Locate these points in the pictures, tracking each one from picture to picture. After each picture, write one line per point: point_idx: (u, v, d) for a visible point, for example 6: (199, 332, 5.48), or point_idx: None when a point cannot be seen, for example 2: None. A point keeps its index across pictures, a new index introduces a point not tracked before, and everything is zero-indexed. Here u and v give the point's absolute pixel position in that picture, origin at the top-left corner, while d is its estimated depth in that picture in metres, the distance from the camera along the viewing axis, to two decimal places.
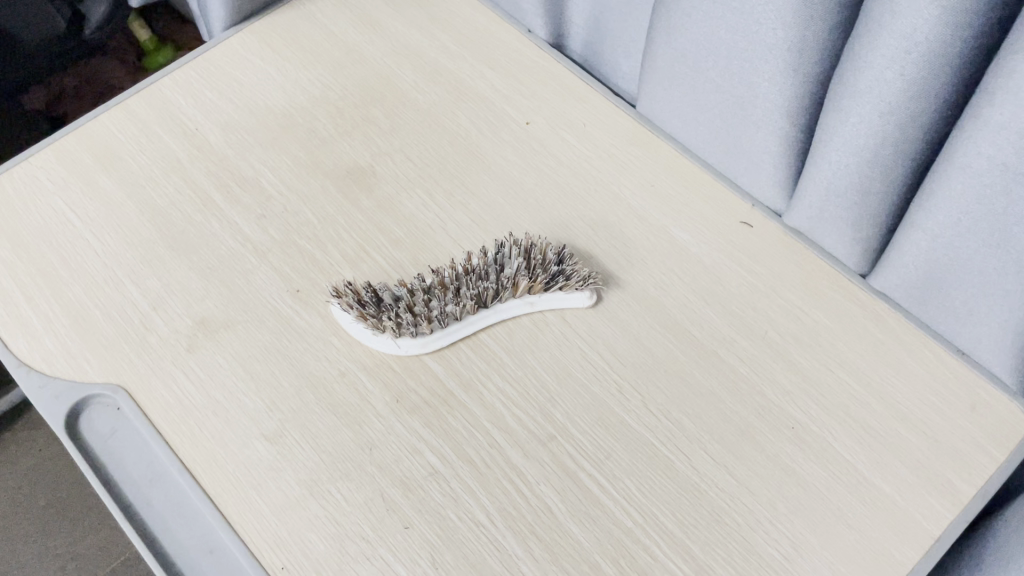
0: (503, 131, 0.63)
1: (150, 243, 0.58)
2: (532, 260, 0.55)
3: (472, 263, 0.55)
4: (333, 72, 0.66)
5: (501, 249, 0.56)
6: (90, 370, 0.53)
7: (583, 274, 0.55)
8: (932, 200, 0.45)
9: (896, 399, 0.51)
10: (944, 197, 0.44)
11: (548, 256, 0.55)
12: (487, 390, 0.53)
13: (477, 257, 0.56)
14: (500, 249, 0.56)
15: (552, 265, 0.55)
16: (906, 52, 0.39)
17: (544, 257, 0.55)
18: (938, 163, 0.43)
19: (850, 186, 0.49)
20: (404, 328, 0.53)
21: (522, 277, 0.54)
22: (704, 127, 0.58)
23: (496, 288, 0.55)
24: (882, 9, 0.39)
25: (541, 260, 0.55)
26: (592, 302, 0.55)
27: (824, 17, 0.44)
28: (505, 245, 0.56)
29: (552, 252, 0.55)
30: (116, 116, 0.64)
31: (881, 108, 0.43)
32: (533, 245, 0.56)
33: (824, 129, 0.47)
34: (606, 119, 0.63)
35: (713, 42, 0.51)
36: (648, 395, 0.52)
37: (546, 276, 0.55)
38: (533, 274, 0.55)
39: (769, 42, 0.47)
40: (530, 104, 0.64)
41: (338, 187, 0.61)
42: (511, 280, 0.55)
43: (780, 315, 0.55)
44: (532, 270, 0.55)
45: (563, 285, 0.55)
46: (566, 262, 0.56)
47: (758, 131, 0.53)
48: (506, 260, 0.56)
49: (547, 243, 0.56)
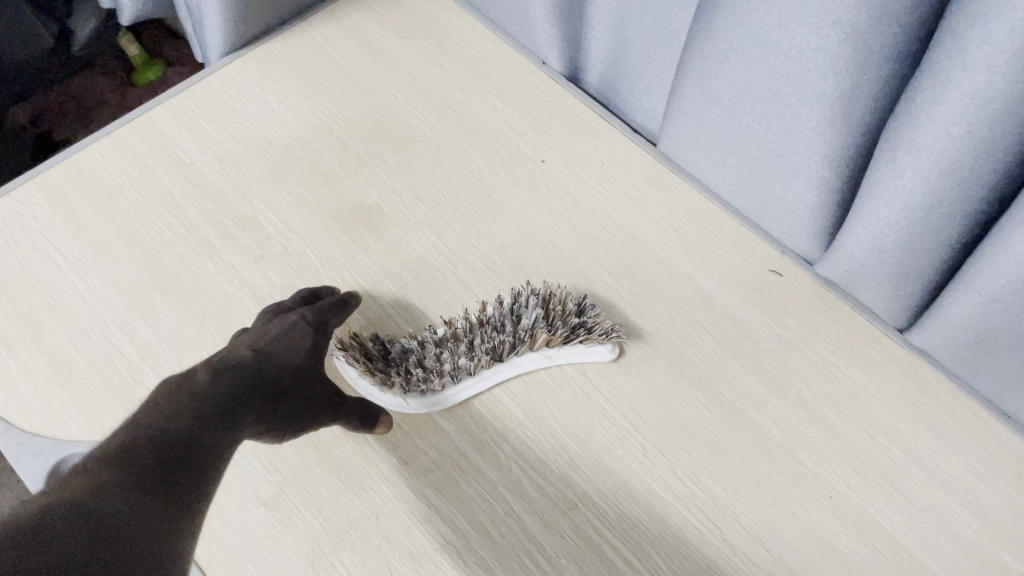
0: (518, 170, 0.60)
1: (141, 286, 0.54)
2: (552, 311, 0.52)
3: (487, 314, 0.52)
4: (337, 103, 0.63)
5: (518, 298, 0.52)
6: (74, 426, 0.50)
7: (606, 326, 0.51)
8: (994, 258, 0.40)
9: (940, 468, 0.48)
10: (1010, 257, 0.39)
11: (568, 307, 0.52)
12: (503, 453, 0.49)
13: (493, 307, 0.52)
14: (516, 298, 0.52)
15: (572, 315, 0.52)
16: (973, 102, 0.35)
17: (564, 308, 0.52)
18: (1006, 221, 0.39)
19: (898, 242, 0.45)
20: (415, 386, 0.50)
21: (541, 330, 0.51)
22: (734, 170, 0.54)
23: (513, 341, 0.51)
24: (949, 53, 0.35)
25: (561, 311, 0.52)
26: (613, 356, 0.52)
27: (876, 70, 0.39)
28: (522, 294, 0.52)
29: (573, 303, 0.52)
30: (104, 147, 0.60)
31: (939, 161, 0.38)
32: (552, 294, 0.52)
33: (874, 181, 0.43)
34: (626, 159, 0.60)
35: (753, 85, 0.46)
36: (675, 459, 0.49)
37: (565, 329, 0.51)
38: (553, 326, 0.51)
39: (818, 90, 0.42)
40: (546, 140, 0.61)
41: (341, 228, 0.57)
42: (529, 332, 0.51)
43: (814, 373, 0.51)
44: (551, 322, 0.51)
45: (584, 339, 0.51)
46: (587, 313, 0.52)
47: (796, 180, 0.49)
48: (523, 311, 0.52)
49: (567, 292, 0.53)
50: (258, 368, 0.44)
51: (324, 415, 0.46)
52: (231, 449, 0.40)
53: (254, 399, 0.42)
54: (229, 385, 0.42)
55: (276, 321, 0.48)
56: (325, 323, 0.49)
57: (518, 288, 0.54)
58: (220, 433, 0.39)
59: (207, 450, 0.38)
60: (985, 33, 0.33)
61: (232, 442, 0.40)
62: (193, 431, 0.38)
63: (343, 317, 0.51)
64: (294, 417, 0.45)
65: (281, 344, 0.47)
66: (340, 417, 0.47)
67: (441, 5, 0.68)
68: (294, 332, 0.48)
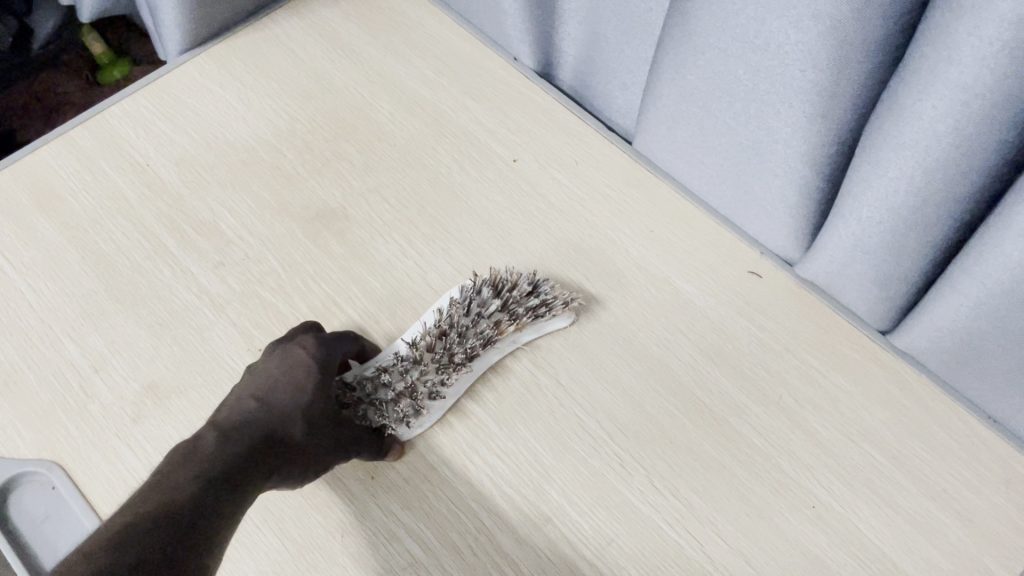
0: (488, 170, 0.58)
1: (93, 295, 0.52)
2: (508, 298, 0.50)
3: (445, 321, 0.49)
4: (301, 101, 0.60)
5: (470, 293, 0.50)
6: (22, 444, 0.47)
7: (564, 297, 0.50)
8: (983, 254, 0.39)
9: (926, 475, 0.46)
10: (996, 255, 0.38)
11: (522, 287, 0.50)
12: (474, 466, 0.47)
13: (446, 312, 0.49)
14: (467, 296, 0.50)
15: (528, 297, 0.50)
16: (963, 91, 0.33)
17: (517, 288, 0.50)
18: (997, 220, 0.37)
19: (881, 243, 0.43)
20: (403, 420, 0.47)
21: (507, 321, 0.49)
22: (711, 169, 0.52)
23: (482, 343, 0.49)
24: (937, 38, 0.33)
25: (516, 293, 0.50)
26: (570, 321, 0.51)
27: (857, 63, 0.37)
28: (472, 289, 0.50)
29: (524, 282, 0.50)
30: (55, 149, 0.57)
31: (926, 155, 0.37)
32: (501, 281, 0.50)
33: (856, 180, 0.41)
34: (600, 157, 0.58)
35: (729, 81, 0.44)
36: (652, 469, 0.47)
37: (525, 313, 0.49)
38: (513, 313, 0.50)
39: (796, 86, 0.40)
40: (517, 138, 0.59)
41: (305, 231, 0.55)
42: (495, 326, 0.49)
43: (795, 378, 0.50)
44: (510, 310, 0.49)
45: (546, 316, 0.50)
46: (540, 287, 0.50)
47: (775, 179, 0.47)
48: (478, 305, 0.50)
49: (515, 273, 0.51)
50: (262, 423, 0.42)
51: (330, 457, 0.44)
52: (239, 516, 0.38)
53: (262, 458, 0.40)
54: (239, 445, 0.40)
55: (276, 356, 0.45)
56: (333, 356, 0.46)
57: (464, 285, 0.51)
58: (225, 502, 0.37)
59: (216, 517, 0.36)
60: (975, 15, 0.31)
61: (237, 508, 0.38)
62: (202, 499, 0.36)
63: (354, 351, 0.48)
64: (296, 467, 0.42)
65: (284, 388, 0.43)
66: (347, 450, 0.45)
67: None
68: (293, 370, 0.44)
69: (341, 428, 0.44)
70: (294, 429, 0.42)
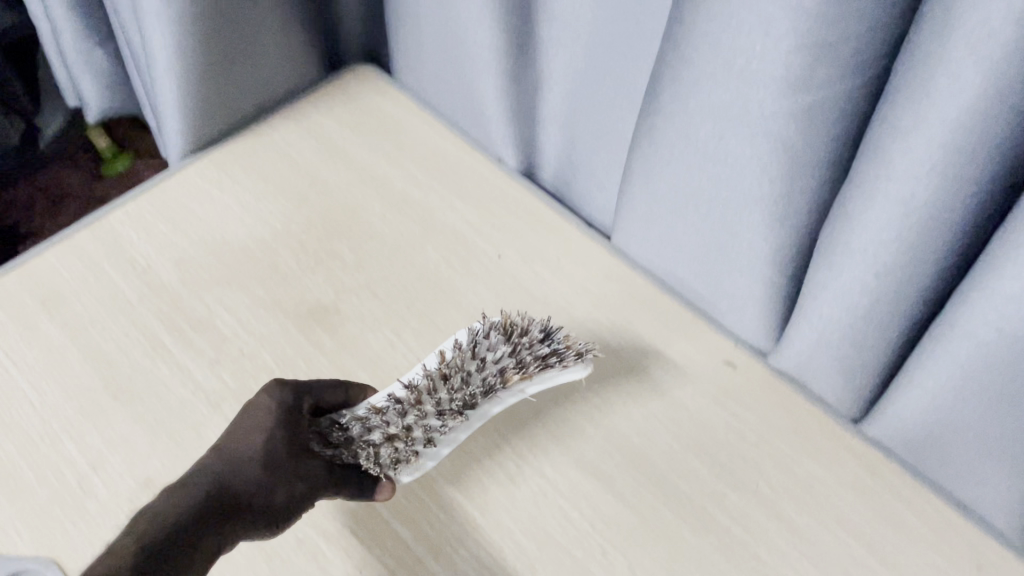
0: (474, 265, 0.60)
1: (94, 393, 0.54)
2: (517, 345, 0.51)
3: (447, 364, 0.50)
4: (297, 203, 0.64)
5: (476, 338, 0.51)
6: (19, 542, 0.48)
7: (579, 349, 0.52)
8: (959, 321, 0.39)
9: (902, 561, 0.48)
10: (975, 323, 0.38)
11: (532, 333, 0.51)
12: (460, 558, 0.48)
13: (454, 352, 0.51)
14: (474, 342, 0.51)
15: (539, 345, 0.51)
16: (928, 157, 0.34)
17: (528, 335, 0.51)
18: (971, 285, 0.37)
19: (843, 339, 0.46)
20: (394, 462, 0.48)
21: (511, 373, 0.51)
22: (684, 265, 0.55)
23: (482, 390, 0.50)
24: (901, 105, 0.34)
25: (527, 341, 0.51)
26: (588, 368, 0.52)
27: (822, 132, 0.38)
28: (479, 334, 0.51)
29: (536, 328, 0.52)
30: (61, 253, 0.60)
31: (894, 222, 0.37)
32: (510, 327, 0.51)
33: (816, 281, 0.44)
34: (580, 252, 0.61)
35: (695, 189, 0.47)
36: (634, 559, 0.48)
37: (535, 364, 0.51)
38: (520, 364, 0.51)
39: (755, 195, 0.43)
40: (502, 235, 0.62)
41: (298, 327, 0.57)
42: (498, 374, 0.51)
43: (771, 466, 0.51)
44: (518, 357, 0.51)
45: (557, 367, 0.51)
46: (554, 337, 0.52)
47: (743, 277, 0.50)
48: (485, 347, 0.51)
49: (529, 319, 0.52)
50: (221, 474, 0.44)
51: (302, 503, 0.46)
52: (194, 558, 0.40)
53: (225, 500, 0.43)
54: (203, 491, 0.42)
55: (243, 411, 0.48)
56: (302, 402, 0.48)
57: (473, 327, 0.52)
58: (186, 552, 0.39)
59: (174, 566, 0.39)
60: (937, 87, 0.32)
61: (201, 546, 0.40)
62: (159, 549, 0.38)
63: (337, 401, 0.50)
64: (262, 514, 0.44)
65: (245, 431, 0.46)
66: (338, 486, 0.47)
67: (400, 105, 0.70)
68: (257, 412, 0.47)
69: (309, 466, 0.46)
70: (253, 477, 0.44)
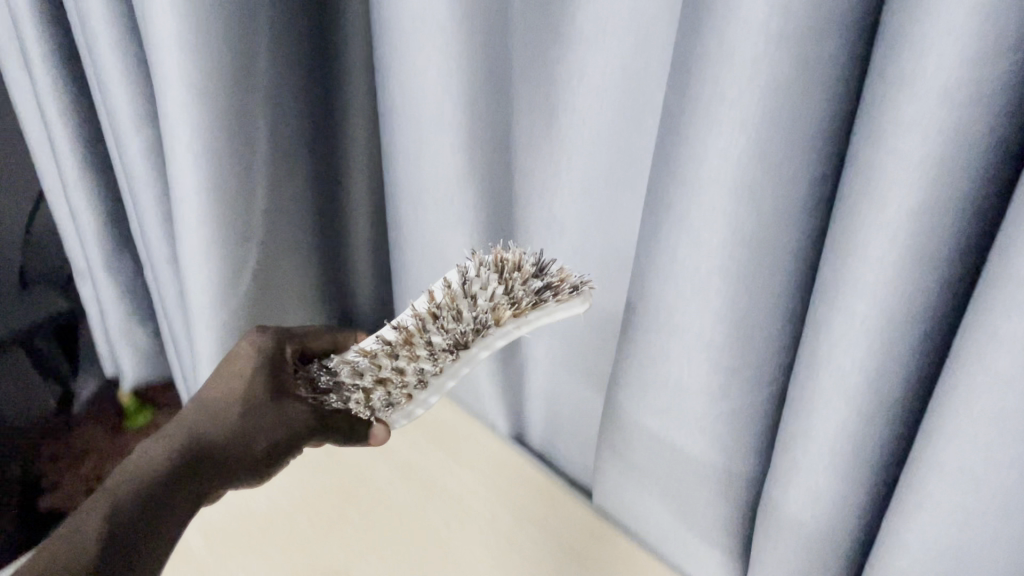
0: (435, 494, 0.57)
1: None
2: (506, 272, 0.43)
3: (433, 304, 0.43)
4: None
5: (468, 275, 0.43)
6: None
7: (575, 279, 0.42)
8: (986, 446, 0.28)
9: None
10: (949, 487, 0.30)
11: (523, 266, 0.43)
12: None
13: (445, 286, 0.43)
14: (462, 278, 0.43)
15: (531, 278, 0.43)
16: (857, 375, 0.32)
17: (518, 267, 0.43)
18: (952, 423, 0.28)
19: (790, 551, 0.41)
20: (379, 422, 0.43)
21: (497, 309, 0.42)
22: (653, 507, 0.52)
23: (453, 344, 0.42)
24: (846, 239, 0.30)
25: (516, 269, 0.43)
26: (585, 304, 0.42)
27: (770, 318, 0.36)
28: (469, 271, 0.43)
29: (528, 261, 0.43)
30: None
31: (864, 385, 0.32)
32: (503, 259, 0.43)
33: (761, 518, 0.42)
34: (546, 497, 0.56)
35: (655, 429, 0.45)
36: None
37: (527, 297, 0.42)
38: (513, 300, 0.42)
39: (695, 405, 0.41)
40: (463, 473, 0.58)
41: (224, 547, 0.52)
42: (482, 317, 0.42)
43: None
44: (509, 288, 0.42)
45: (549, 302, 0.42)
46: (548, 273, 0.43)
47: (710, 502, 0.46)
48: (476, 285, 0.43)
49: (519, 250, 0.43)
50: (197, 425, 0.41)
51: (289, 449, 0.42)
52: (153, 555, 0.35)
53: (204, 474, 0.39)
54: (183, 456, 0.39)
55: (222, 362, 0.44)
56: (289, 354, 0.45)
57: (462, 266, 0.44)
58: (145, 540, 0.35)
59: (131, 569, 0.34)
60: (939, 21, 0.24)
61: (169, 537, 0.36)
62: (132, 533, 0.34)
63: (323, 344, 0.48)
64: (245, 472, 0.41)
65: (220, 394, 0.42)
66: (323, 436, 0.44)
67: None
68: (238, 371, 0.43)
69: (280, 408, 0.43)
70: (233, 422, 0.41)
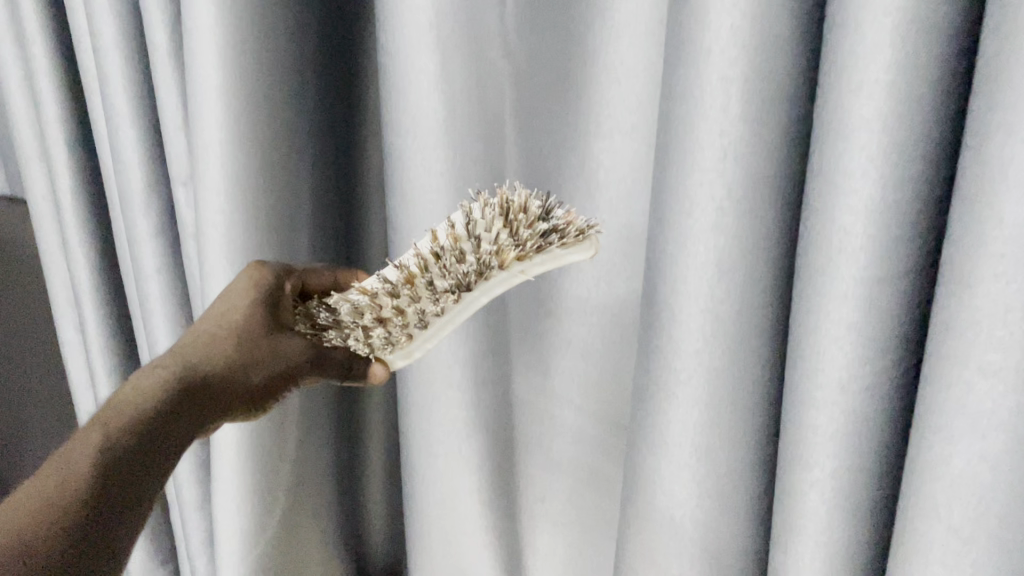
0: None
1: None
2: (512, 219, 0.43)
3: (439, 243, 0.44)
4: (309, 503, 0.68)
5: (467, 217, 0.44)
6: None
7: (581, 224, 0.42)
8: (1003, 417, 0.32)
9: None
10: (945, 489, 0.35)
11: (530, 208, 0.43)
12: None
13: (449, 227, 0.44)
14: (466, 219, 0.44)
15: (537, 221, 0.43)
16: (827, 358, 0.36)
17: (526, 211, 0.43)
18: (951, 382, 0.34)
19: None
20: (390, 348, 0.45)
21: (504, 247, 0.43)
22: None
23: (468, 276, 0.43)
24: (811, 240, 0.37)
25: (522, 216, 0.43)
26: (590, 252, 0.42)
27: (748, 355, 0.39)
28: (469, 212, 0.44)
29: (535, 203, 0.43)
30: None
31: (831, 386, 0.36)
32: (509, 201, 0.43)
33: None
34: None
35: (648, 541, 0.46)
36: None
37: (530, 242, 0.43)
38: (520, 241, 0.43)
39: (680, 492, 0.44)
40: None
41: None
42: (489, 255, 0.43)
43: None
44: (516, 233, 0.43)
45: (554, 245, 0.42)
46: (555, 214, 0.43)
47: None
48: (479, 225, 0.44)
49: (527, 191, 0.43)
50: (194, 358, 0.43)
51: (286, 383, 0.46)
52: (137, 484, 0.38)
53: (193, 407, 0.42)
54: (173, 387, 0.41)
55: (223, 290, 0.47)
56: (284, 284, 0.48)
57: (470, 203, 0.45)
58: (144, 469, 0.38)
59: (118, 513, 0.36)
60: (862, 56, 0.34)
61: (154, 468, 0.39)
62: (125, 460, 0.37)
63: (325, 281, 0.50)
64: (240, 395, 0.44)
65: (220, 324, 0.45)
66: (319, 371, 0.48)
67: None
68: (236, 302, 0.46)
69: (276, 345, 0.46)
70: (225, 360, 0.44)
